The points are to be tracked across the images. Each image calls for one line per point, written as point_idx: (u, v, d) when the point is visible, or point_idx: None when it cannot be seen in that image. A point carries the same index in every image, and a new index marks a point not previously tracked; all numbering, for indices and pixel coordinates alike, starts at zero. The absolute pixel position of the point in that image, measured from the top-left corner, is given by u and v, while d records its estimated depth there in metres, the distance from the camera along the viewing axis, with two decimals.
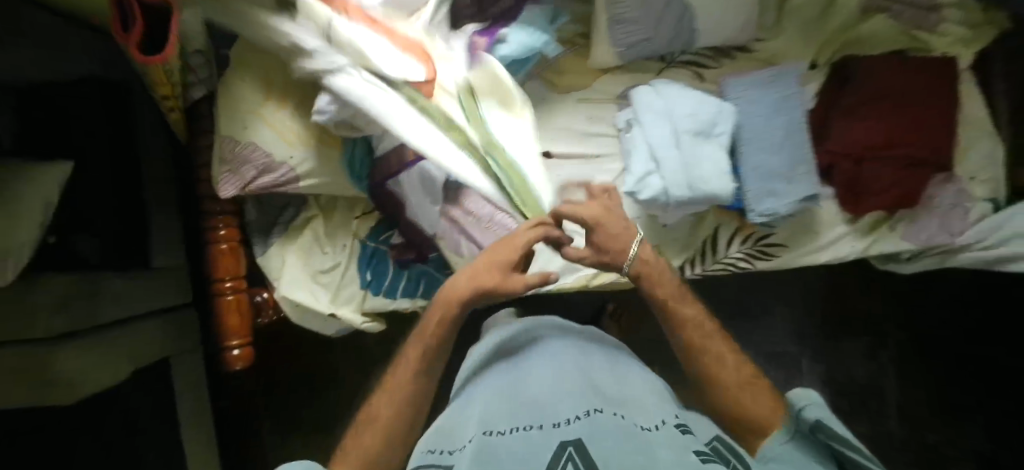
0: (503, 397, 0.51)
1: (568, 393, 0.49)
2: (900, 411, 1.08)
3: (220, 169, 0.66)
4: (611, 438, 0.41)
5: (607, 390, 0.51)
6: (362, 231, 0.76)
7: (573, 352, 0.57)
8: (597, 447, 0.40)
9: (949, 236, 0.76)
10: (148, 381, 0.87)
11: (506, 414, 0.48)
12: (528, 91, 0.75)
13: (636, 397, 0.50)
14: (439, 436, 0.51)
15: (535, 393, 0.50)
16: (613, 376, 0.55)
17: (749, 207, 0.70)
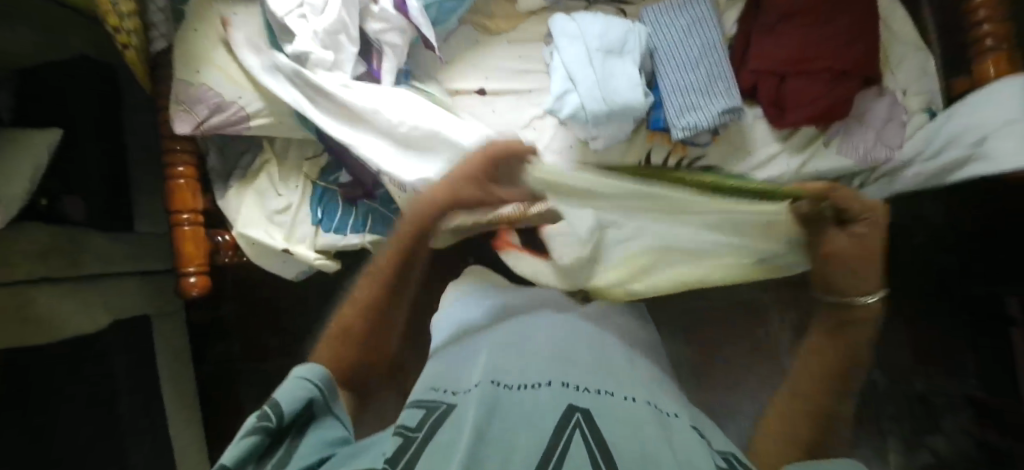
0: (512, 353, 0.52)
1: (584, 366, 0.49)
2: (881, 360, 1.02)
3: (176, 109, 0.73)
4: (618, 420, 0.41)
5: (626, 374, 0.51)
6: (314, 174, 0.82)
7: (586, 334, 0.58)
8: (609, 421, 0.40)
9: (887, 149, 0.76)
10: (124, 330, 0.93)
11: (516, 369, 0.49)
12: (461, 37, 0.82)
13: (658, 389, 0.51)
14: (438, 376, 0.51)
15: (547, 357, 0.50)
16: (630, 363, 0.54)
17: (672, 124, 0.72)
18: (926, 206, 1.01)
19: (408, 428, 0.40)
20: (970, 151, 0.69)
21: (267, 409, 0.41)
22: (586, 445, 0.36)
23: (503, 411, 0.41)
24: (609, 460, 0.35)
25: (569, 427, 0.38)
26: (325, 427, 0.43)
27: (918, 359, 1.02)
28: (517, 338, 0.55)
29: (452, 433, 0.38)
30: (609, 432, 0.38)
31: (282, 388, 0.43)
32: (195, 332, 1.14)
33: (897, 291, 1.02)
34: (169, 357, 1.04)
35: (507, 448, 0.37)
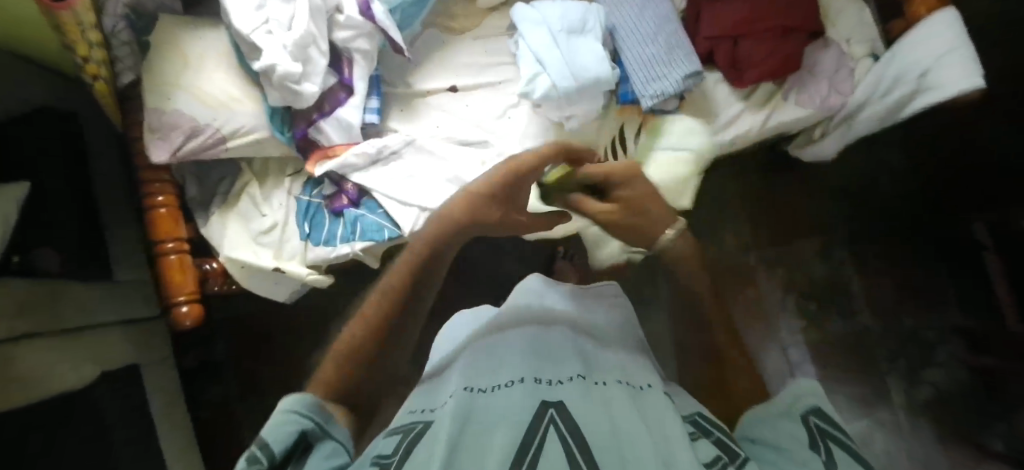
0: (487, 357, 0.51)
1: (556, 358, 0.50)
2: (869, 305, 1.06)
3: (151, 138, 0.73)
4: (593, 405, 0.41)
5: (600, 360, 0.52)
6: (297, 188, 0.82)
7: (560, 323, 0.59)
8: (584, 409, 0.40)
9: (840, 95, 0.81)
10: (115, 382, 0.89)
11: (489, 371, 0.48)
12: (427, 39, 0.85)
13: (634, 367, 0.52)
14: (420, 398, 0.50)
15: (519, 354, 0.50)
16: (602, 349, 0.55)
17: (640, 93, 0.75)
18: (884, 153, 1.06)
19: (382, 457, 0.37)
20: (916, 85, 0.75)
21: (256, 452, 0.37)
22: (561, 436, 0.37)
23: (477, 417, 0.40)
24: (584, 448, 0.36)
25: (544, 423, 0.38)
26: (321, 452, 0.38)
27: (906, 298, 1.06)
28: (493, 342, 0.55)
29: (430, 446, 0.37)
30: (583, 418, 0.39)
31: (268, 425, 0.38)
32: (186, 377, 1.10)
33: (873, 237, 1.07)
34: (164, 407, 0.99)
35: (482, 454, 0.36)
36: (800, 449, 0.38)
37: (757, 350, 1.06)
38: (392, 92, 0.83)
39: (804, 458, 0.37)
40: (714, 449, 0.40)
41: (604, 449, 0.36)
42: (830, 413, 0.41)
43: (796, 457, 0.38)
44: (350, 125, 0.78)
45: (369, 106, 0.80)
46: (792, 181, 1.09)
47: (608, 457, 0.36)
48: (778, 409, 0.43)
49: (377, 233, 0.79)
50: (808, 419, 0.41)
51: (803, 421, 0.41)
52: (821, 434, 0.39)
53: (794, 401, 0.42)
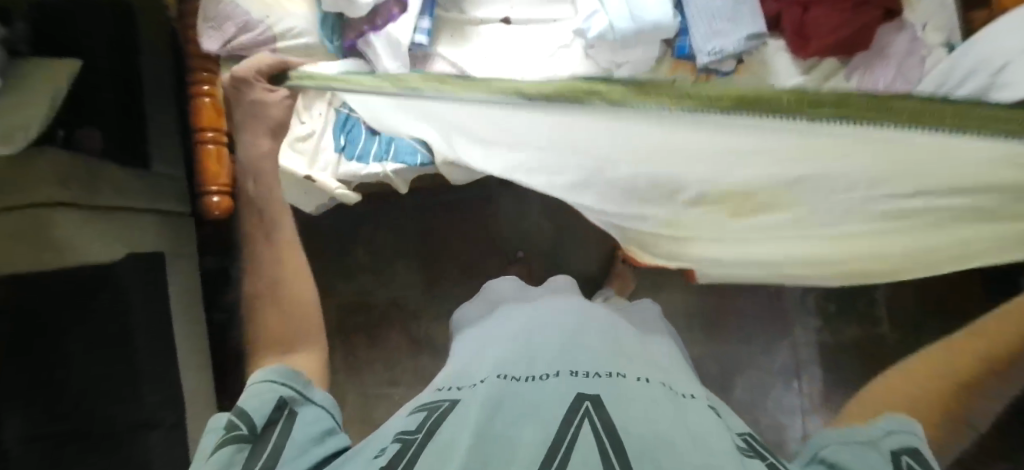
0: (522, 348, 0.54)
1: (591, 353, 0.53)
2: (893, 313, 1.04)
3: (204, 27, 0.74)
4: (627, 401, 0.44)
5: (638, 362, 0.54)
6: (337, 100, 0.81)
7: (600, 319, 0.62)
8: (618, 406, 0.43)
9: (908, 83, 0.77)
10: (145, 267, 0.90)
11: (524, 362, 0.51)
12: None
13: (675, 376, 0.54)
14: (453, 376, 0.55)
15: (553, 349, 0.53)
16: (647, 356, 0.57)
17: (696, 49, 0.73)
18: None
19: (408, 432, 0.43)
20: (991, 80, 0.69)
21: (235, 419, 0.43)
22: (594, 430, 0.39)
23: (508, 404, 0.43)
24: (618, 447, 0.37)
25: (578, 415, 0.41)
26: (305, 418, 0.45)
27: (932, 311, 1.03)
28: (527, 334, 0.57)
29: (457, 428, 0.41)
30: (618, 416, 0.41)
31: (249, 396, 0.46)
32: (207, 280, 1.14)
33: None
34: (184, 301, 1.01)
35: (514, 444, 0.39)
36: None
37: (768, 339, 1.06)
38: (442, 16, 0.82)
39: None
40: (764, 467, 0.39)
41: (640, 447, 0.38)
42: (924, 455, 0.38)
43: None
44: (399, 42, 0.76)
45: (421, 26, 0.78)
46: None
47: (644, 455, 0.37)
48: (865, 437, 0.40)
49: (410, 156, 0.80)
50: (899, 457, 0.37)
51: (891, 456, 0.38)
52: None
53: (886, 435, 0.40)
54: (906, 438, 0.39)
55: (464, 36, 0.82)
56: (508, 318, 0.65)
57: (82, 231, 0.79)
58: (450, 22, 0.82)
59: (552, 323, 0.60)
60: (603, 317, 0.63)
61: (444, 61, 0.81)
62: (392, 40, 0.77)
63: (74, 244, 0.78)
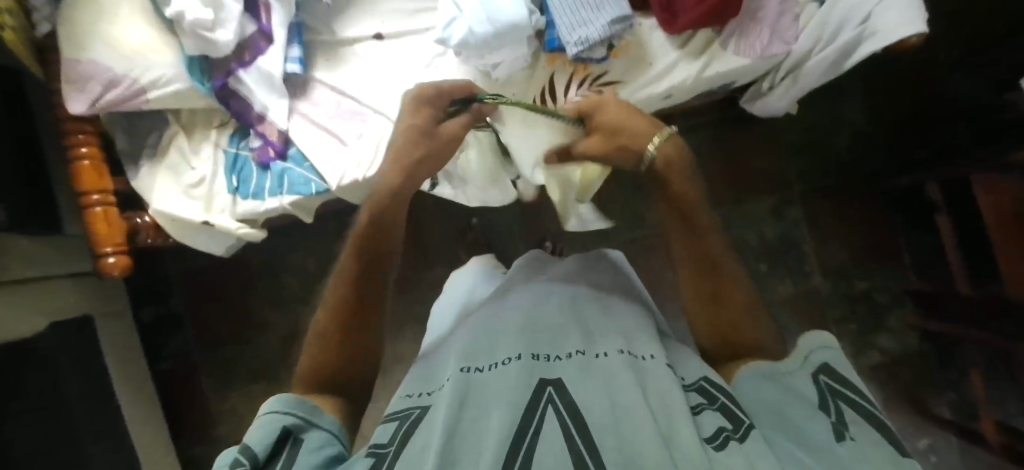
0: (487, 333, 0.53)
1: (553, 326, 0.51)
2: (822, 265, 1.05)
3: (68, 89, 0.71)
4: (590, 376, 0.43)
5: (599, 324, 0.52)
6: (223, 140, 0.82)
7: (558, 282, 0.60)
8: (579, 384, 0.42)
9: (785, 44, 0.76)
10: (69, 334, 0.88)
11: (487, 349, 0.50)
12: None
13: (637, 329, 0.52)
14: (417, 380, 0.54)
15: (516, 327, 0.51)
16: (607, 310, 0.55)
17: (564, 40, 0.72)
18: (849, 107, 1.02)
19: (380, 446, 0.43)
20: (860, 31, 0.72)
21: (239, 456, 0.40)
22: (558, 414, 0.39)
23: (475, 400, 0.43)
24: (584, 431, 0.38)
25: (542, 404, 0.41)
26: (312, 443, 0.43)
27: (862, 258, 1.04)
28: (488, 320, 0.55)
29: (426, 438, 0.41)
30: (580, 396, 0.41)
31: (252, 429, 0.43)
32: (144, 331, 1.12)
33: (832, 195, 1.05)
34: (121, 358, 1.01)
35: (484, 438, 0.39)
36: (807, 408, 0.40)
37: None
38: (315, 40, 0.84)
39: (809, 416, 0.40)
40: (718, 418, 0.40)
41: (604, 426, 0.38)
42: (842, 370, 0.43)
43: (802, 416, 0.40)
44: (270, 75, 0.77)
45: (291, 55, 0.79)
46: (750, 135, 1.06)
47: (607, 435, 0.37)
48: (785, 370, 0.44)
49: (304, 187, 0.79)
50: (819, 379, 0.42)
51: (813, 379, 0.43)
52: (830, 392, 0.41)
53: (803, 361, 0.44)
54: (825, 354, 0.44)
55: (340, 56, 0.84)
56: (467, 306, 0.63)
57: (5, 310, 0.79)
58: (325, 45, 0.84)
59: (513, 301, 0.57)
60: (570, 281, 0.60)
61: (322, 86, 0.83)
62: (265, 74, 0.77)
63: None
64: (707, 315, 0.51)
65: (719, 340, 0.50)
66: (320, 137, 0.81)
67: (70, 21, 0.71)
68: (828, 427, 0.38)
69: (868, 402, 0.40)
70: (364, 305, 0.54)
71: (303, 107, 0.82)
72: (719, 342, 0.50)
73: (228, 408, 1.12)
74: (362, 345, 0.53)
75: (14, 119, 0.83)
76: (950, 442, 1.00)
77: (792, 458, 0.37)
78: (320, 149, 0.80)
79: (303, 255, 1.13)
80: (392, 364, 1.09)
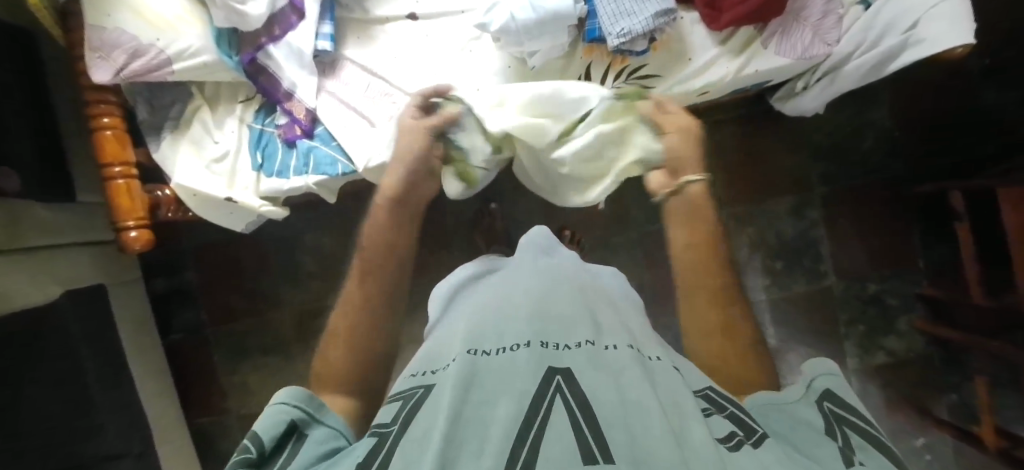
0: (493, 315, 0.50)
1: (566, 317, 0.48)
2: (836, 267, 1.06)
3: (91, 56, 0.68)
4: (600, 370, 0.41)
5: (608, 319, 0.49)
6: (248, 116, 0.80)
7: (567, 274, 0.57)
8: (590, 377, 0.40)
9: (826, 46, 0.74)
10: (84, 303, 0.86)
11: (495, 333, 0.47)
12: None
13: (646, 335, 0.50)
14: (421, 359, 0.50)
15: (525, 312, 0.49)
16: (614, 310, 0.53)
17: (606, 31, 0.71)
18: (876, 111, 1.03)
19: (383, 425, 0.41)
20: (904, 38, 0.70)
21: (246, 442, 0.41)
22: (567, 406, 0.37)
23: (480, 385, 0.40)
24: (593, 424, 0.35)
25: (550, 394, 0.38)
26: (317, 437, 0.43)
27: (875, 263, 1.05)
28: (495, 303, 0.52)
29: (429, 418, 0.38)
30: (590, 388, 0.39)
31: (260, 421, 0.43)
32: (155, 301, 1.11)
33: (851, 197, 1.05)
34: (133, 328, 1.00)
35: (489, 425, 0.36)
36: (815, 434, 0.40)
37: None
38: (346, 16, 0.82)
39: (818, 438, 0.39)
40: (729, 425, 0.39)
41: (614, 419, 0.36)
42: (843, 397, 0.43)
43: (809, 436, 0.40)
44: (301, 51, 0.76)
45: (323, 31, 0.78)
46: (774, 134, 1.06)
47: (616, 429, 0.35)
48: (789, 400, 0.44)
49: (331, 167, 0.78)
50: (822, 404, 0.43)
51: (817, 406, 0.43)
52: (836, 415, 0.42)
53: (807, 389, 0.45)
54: (825, 380, 0.45)
55: (371, 36, 0.82)
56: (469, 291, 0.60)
57: (22, 278, 0.77)
58: (355, 24, 0.83)
59: (520, 287, 0.54)
60: (579, 275, 0.58)
61: (352, 64, 0.81)
62: (297, 48, 0.76)
63: (16, 292, 0.75)
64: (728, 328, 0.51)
65: (725, 350, 0.50)
66: (347, 116, 0.79)
67: None
68: (835, 450, 0.37)
69: (870, 422, 0.41)
70: (384, 300, 0.55)
71: (331, 86, 0.80)
72: (718, 351, 0.50)
73: (237, 380, 1.12)
74: (374, 306, 0.54)
75: (29, 82, 0.80)
76: (948, 443, 1.02)
77: (795, 459, 0.36)
78: (347, 129, 0.78)
79: (318, 233, 1.12)
80: (405, 346, 1.09)
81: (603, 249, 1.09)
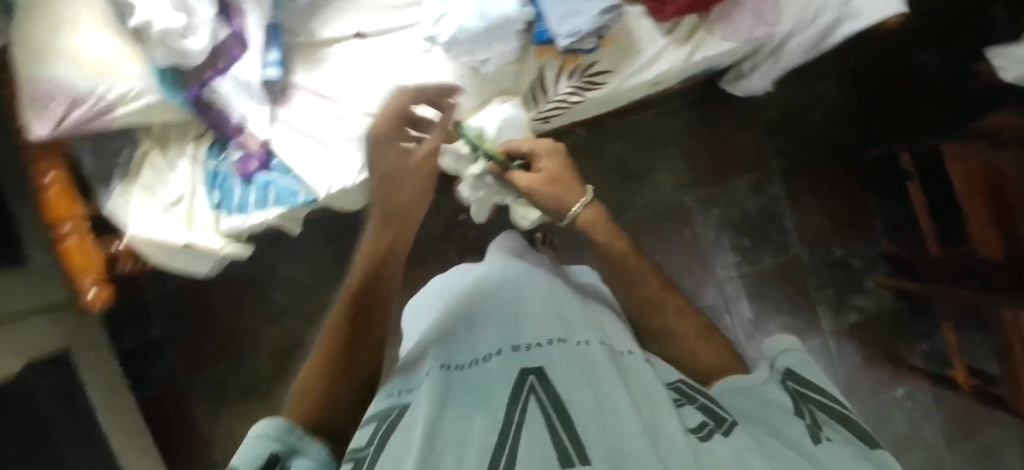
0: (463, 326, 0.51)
1: (535, 322, 0.49)
2: (801, 237, 1.10)
3: (28, 111, 0.65)
4: (572, 366, 0.42)
5: (577, 317, 0.51)
6: (201, 154, 0.78)
7: (534, 279, 0.58)
8: (561, 373, 0.41)
9: (767, 26, 0.76)
10: (46, 371, 0.81)
11: (467, 350, 0.48)
12: None
13: (618, 331, 0.52)
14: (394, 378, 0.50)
15: (495, 320, 0.50)
16: (584, 309, 0.54)
17: (555, 33, 0.71)
18: (819, 83, 1.07)
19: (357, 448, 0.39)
20: (841, 8, 0.74)
21: None
22: (540, 405, 0.38)
23: (455, 396, 0.41)
24: (566, 420, 0.36)
25: (523, 395, 0.39)
26: None
27: (836, 228, 1.09)
28: (465, 318, 0.53)
29: (405, 435, 0.38)
30: (561, 384, 0.40)
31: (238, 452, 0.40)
32: (123, 358, 1.06)
33: (806, 167, 1.09)
34: (103, 390, 0.95)
35: (465, 433, 0.37)
36: (787, 415, 0.40)
37: (696, 283, 1.09)
38: (293, 41, 0.81)
39: (785, 419, 0.40)
40: (702, 414, 0.40)
41: (587, 412, 0.37)
42: (807, 374, 0.43)
43: (779, 421, 0.40)
44: (249, 83, 0.73)
45: (269, 59, 0.76)
46: (727, 116, 1.09)
47: (589, 423, 0.36)
48: (761, 381, 0.43)
49: (291, 197, 0.76)
50: (787, 384, 0.43)
51: (783, 386, 0.43)
52: (802, 394, 0.42)
53: (772, 370, 0.45)
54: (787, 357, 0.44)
55: (320, 59, 0.82)
56: (439, 306, 0.60)
57: None
58: (303, 49, 0.81)
59: (488, 299, 0.55)
60: (545, 279, 0.59)
61: (304, 89, 0.80)
62: (247, 80, 0.73)
63: None
64: (682, 325, 0.52)
65: (695, 346, 0.50)
66: (302, 145, 0.78)
67: (20, 39, 0.65)
68: (805, 429, 0.38)
69: (834, 395, 0.41)
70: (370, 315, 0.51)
71: (285, 115, 0.79)
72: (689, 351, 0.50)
73: (221, 429, 1.08)
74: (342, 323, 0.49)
75: None
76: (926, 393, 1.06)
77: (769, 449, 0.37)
78: (303, 159, 0.77)
79: (287, 265, 1.09)
80: None
81: (577, 248, 1.09)
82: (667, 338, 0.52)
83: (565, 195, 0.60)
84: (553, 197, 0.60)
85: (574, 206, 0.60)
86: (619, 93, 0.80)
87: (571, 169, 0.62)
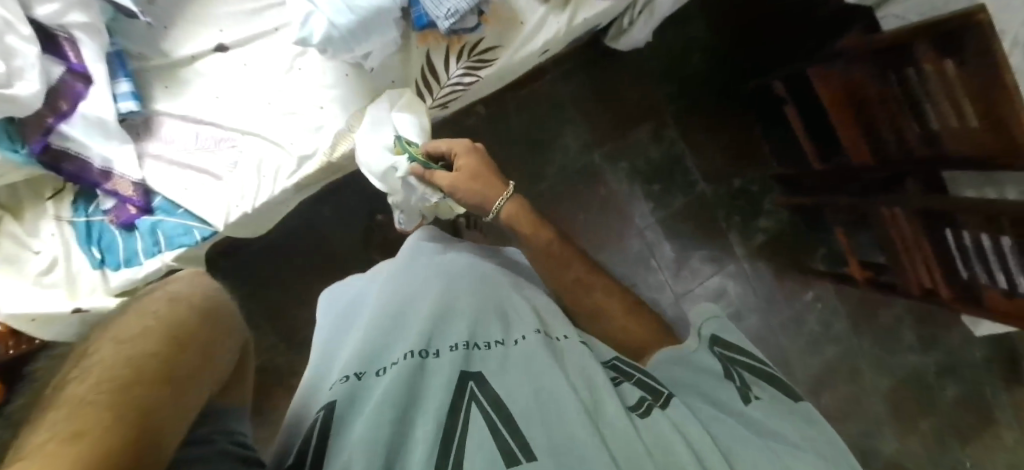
0: (399, 325, 0.52)
1: (470, 320, 0.52)
2: (703, 174, 1.16)
3: None
4: (512, 370, 0.46)
5: (512, 311, 0.55)
6: (64, 210, 0.69)
7: (462, 268, 0.60)
8: (502, 379, 0.45)
9: None
10: None
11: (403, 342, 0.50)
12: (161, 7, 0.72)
13: (551, 313, 0.56)
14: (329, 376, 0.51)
15: (429, 318, 0.52)
16: (518, 294, 0.58)
17: (434, 15, 0.67)
18: (694, 25, 1.12)
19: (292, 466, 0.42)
20: None
21: None
22: (482, 410, 0.42)
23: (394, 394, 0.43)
24: (508, 423, 0.41)
25: (465, 402, 0.43)
26: None
27: (733, 160, 1.17)
28: (396, 310, 0.54)
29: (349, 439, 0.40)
30: (502, 389, 0.44)
31: None
32: None
33: (696, 109, 1.15)
34: None
35: (410, 437, 0.40)
36: (715, 379, 0.50)
37: (616, 235, 1.15)
38: (146, 66, 0.73)
39: (717, 385, 0.50)
40: (638, 389, 0.48)
41: (528, 413, 0.42)
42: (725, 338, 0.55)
43: (710, 386, 0.50)
44: (103, 121, 0.66)
45: (120, 91, 0.68)
46: (616, 71, 1.13)
47: (532, 422, 0.41)
48: (690, 350, 0.54)
49: (184, 236, 0.70)
50: (714, 349, 0.54)
51: (711, 351, 0.53)
52: (729, 360, 0.53)
53: (699, 337, 0.55)
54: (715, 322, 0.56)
55: (180, 81, 0.74)
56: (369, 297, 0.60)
57: None
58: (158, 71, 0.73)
59: (420, 292, 0.57)
60: (474, 265, 0.61)
61: (172, 117, 0.72)
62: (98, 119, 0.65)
63: None
64: (609, 301, 0.61)
65: None
66: (189, 177, 0.71)
67: None
68: (735, 392, 0.49)
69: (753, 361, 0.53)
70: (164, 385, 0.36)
71: (156, 147, 0.71)
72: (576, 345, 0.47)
73: None
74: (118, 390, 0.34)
75: None
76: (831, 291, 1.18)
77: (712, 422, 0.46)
78: (191, 192, 0.70)
79: None
80: None
81: None
82: (602, 314, 0.60)
83: (487, 189, 0.64)
84: (475, 191, 0.64)
85: (496, 200, 0.64)
86: (511, 66, 0.79)
87: (491, 166, 0.66)
